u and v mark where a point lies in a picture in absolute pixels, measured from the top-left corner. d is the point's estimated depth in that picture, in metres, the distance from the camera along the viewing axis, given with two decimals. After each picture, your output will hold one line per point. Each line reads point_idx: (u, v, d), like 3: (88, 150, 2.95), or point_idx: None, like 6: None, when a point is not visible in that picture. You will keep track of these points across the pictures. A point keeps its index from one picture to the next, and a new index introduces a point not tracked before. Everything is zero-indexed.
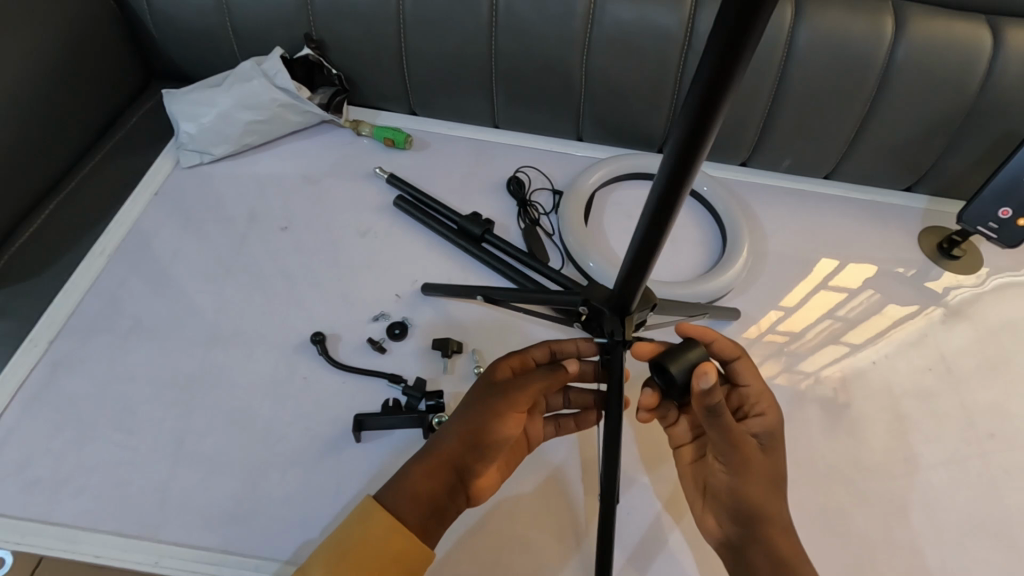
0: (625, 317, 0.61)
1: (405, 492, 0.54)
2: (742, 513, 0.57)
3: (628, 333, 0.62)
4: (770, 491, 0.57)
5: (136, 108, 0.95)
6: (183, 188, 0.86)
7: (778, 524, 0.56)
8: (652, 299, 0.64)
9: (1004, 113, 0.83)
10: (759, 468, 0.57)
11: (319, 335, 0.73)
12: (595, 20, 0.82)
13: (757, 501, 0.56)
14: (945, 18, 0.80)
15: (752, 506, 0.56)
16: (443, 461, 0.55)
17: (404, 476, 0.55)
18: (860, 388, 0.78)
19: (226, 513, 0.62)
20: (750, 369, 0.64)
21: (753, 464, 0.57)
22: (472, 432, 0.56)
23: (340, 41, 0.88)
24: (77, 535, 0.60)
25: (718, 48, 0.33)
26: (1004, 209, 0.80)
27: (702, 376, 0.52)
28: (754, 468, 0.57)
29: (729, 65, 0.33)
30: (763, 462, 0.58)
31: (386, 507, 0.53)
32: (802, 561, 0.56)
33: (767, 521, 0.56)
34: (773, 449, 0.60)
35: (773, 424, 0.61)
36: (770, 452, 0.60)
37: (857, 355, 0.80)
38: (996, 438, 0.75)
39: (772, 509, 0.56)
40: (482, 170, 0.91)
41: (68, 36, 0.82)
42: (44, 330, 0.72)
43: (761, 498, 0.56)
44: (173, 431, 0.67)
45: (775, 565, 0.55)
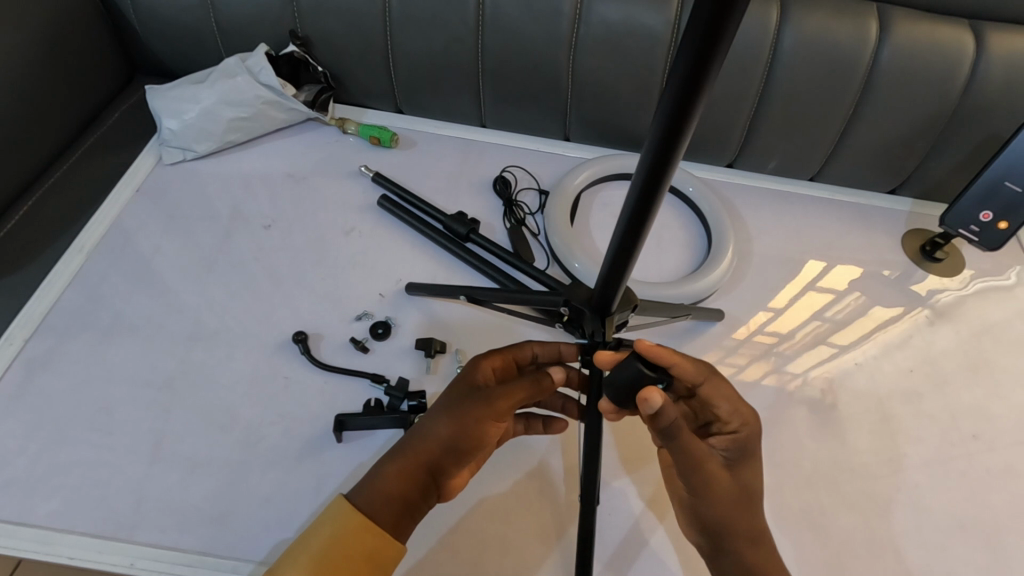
0: (606, 318, 0.61)
1: (378, 492, 0.53)
2: (706, 528, 0.56)
3: (608, 334, 0.62)
4: (733, 509, 0.56)
5: (118, 104, 0.94)
6: (165, 185, 0.85)
7: (742, 538, 0.56)
8: (633, 300, 0.64)
9: (986, 118, 0.84)
10: (723, 487, 0.55)
11: (301, 334, 0.72)
12: (582, 20, 0.82)
13: (721, 518, 0.56)
14: (929, 22, 0.80)
15: (715, 522, 0.56)
16: (421, 463, 0.54)
17: (377, 475, 0.54)
18: (845, 388, 0.78)
19: (204, 514, 0.61)
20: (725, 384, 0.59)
21: (719, 488, 0.55)
22: (450, 436, 0.55)
23: (326, 38, 0.88)
24: (50, 536, 0.59)
25: (692, 46, 0.33)
26: (985, 213, 0.81)
27: (645, 404, 0.50)
28: (717, 489, 0.55)
29: (705, 63, 0.33)
30: (728, 483, 0.56)
31: (359, 508, 0.52)
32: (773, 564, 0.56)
33: (731, 535, 0.56)
34: (745, 464, 0.57)
35: (745, 442, 0.57)
36: (741, 468, 0.57)
37: (843, 357, 0.81)
38: (979, 439, 0.76)
39: (735, 523, 0.56)
40: (469, 169, 0.91)
41: (48, 30, 0.81)
42: (21, 328, 0.71)
43: (726, 514, 0.56)
44: (151, 431, 0.66)
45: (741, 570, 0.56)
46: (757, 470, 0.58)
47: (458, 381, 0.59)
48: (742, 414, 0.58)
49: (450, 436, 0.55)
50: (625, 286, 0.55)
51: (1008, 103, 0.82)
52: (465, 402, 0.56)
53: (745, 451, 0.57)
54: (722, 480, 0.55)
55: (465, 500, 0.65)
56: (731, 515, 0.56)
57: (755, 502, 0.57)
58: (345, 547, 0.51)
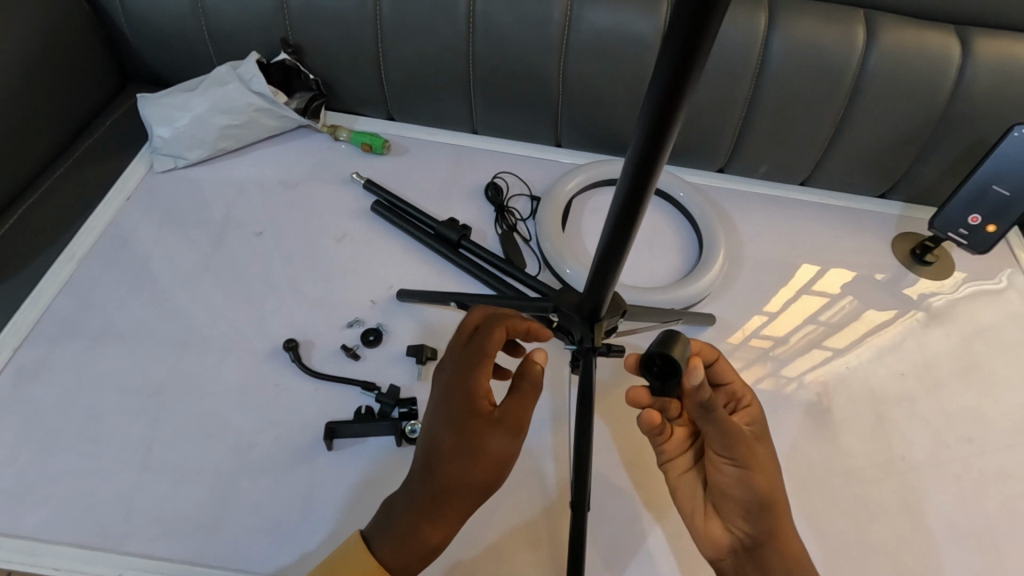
0: (595, 325, 0.61)
1: (416, 552, 0.53)
2: (752, 511, 0.58)
3: (597, 339, 0.63)
4: (774, 479, 0.59)
5: (111, 111, 0.94)
6: (157, 193, 0.85)
7: (782, 519, 0.59)
8: (622, 306, 0.64)
9: (975, 121, 0.85)
10: (762, 457, 0.59)
11: (292, 341, 0.72)
12: (572, 27, 0.82)
13: (764, 494, 0.57)
14: (915, 28, 0.81)
15: (760, 501, 0.57)
16: (459, 511, 0.54)
17: (407, 533, 0.53)
18: (838, 392, 0.78)
19: (195, 523, 0.61)
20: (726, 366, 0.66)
21: (760, 459, 0.58)
22: (483, 492, 0.54)
23: (317, 45, 0.88)
24: (37, 547, 0.59)
25: (673, 59, 0.33)
26: (974, 216, 0.82)
27: (692, 372, 0.52)
28: (760, 458, 0.58)
29: (687, 71, 0.33)
30: (763, 455, 0.59)
31: (385, 567, 0.53)
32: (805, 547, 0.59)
33: (775, 513, 0.58)
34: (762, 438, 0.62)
35: (761, 416, 0.63)
36: (762, 442, 0.62)
37: (837, 360, 0.81)
38: (973, 442, 0.76)
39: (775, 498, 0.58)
40: (461, 176, 0.91)
41: (39, 39, 0.81)
42: (10, 337, 0.71)
43: (769, 489, 0.58)
44: (141, 439, 0.65)
45: (787, 558, 0.57)
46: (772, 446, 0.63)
47: (453, 417, 0.55)
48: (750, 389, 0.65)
49: (479, 475, 0.53)
50: (614, 291, 0.55)
51: (995, 107, 0.83)
52: (481, 438, 0.54)
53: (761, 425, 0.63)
54: (757, 452, 0.59)
55: None
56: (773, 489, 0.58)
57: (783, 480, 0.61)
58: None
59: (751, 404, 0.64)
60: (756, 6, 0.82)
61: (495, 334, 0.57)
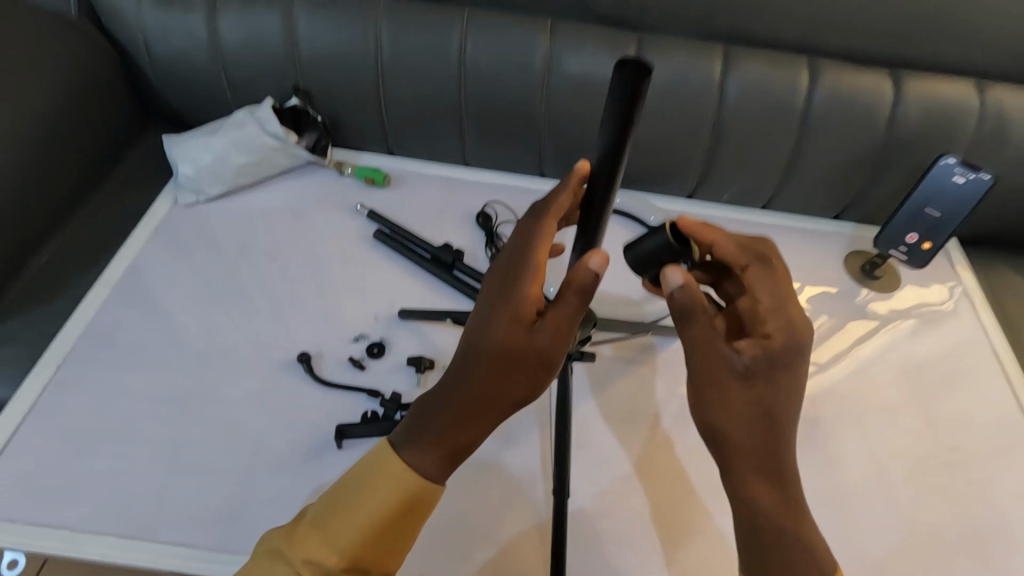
0: None
1: (448, 450, 0.55)
2: (709, 434, 0.59)
3: (572, 348, 0.74)
4: (741, 415, 0.57)
5: (136, 151, 1.04)
6: (179, 223, 0.94)
7: (752, 466, 0.57)
8: (593, 317, 0.74)
9: (910, 150, 0.96)
10: (731, 391, 0.58)
11: (305, 354, 0.80)
12: (552, 72, 0.94)
13: (719, 421, 0.58)
14: (851, 71, 0.93)
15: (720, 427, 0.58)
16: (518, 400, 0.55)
17: (442, 437, 0.55)
18: (828, 404, 0.87)
19: (221, 514, 0.69)
20: (770, 281, 0.63)
21: (728, 391, 0.58)
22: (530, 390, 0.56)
23: (324, 90, 0.99)
24: (82, 537, 0.66)
25: (615, 119, 0.47)
26: (911, 235, 0.92)
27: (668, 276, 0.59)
28: (727, 390, 0.58)
29: (628, 119, 0.47)
30: (742, 391, 0.58)
31: (414, 470, 0.55)
32: (776, 497, 0.57)
33: (733, 446, 0.57)
34: (760, 375, 0.58)
35: (775, 350, 0.59)
36: (758, 378, 0.58)
37: (825, 373, 0.89)
38: (958, 450, 0.85)
39: (743, 441, 0.57)
40: (455, 204, 1.01)
41: (75, 92, 0.93)
42: (53, 353, 0.79)
43: (730, 421, 0.57)
44: (172, 442, 0.73)
45: (738, 499, 0.57)
46: (784, 390, 0.58)
47: (514, 306, 0.56)
48: (782, 315, 0.61)
49: (540, 365, 0.55)
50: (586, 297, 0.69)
51: (926, 138, 0.94)
52: (542, 325, 0.55)
53: (772, 359, 0.59)
54: (735, 386, 0.58)
55: (453, 500, 0.73)
56: (742, 431, 0.57)
57: (779, 425, 0.58)
58: (417, 507, 0.55)
59: (772, 333, 0.60)
60: (712, 53, 0.93)
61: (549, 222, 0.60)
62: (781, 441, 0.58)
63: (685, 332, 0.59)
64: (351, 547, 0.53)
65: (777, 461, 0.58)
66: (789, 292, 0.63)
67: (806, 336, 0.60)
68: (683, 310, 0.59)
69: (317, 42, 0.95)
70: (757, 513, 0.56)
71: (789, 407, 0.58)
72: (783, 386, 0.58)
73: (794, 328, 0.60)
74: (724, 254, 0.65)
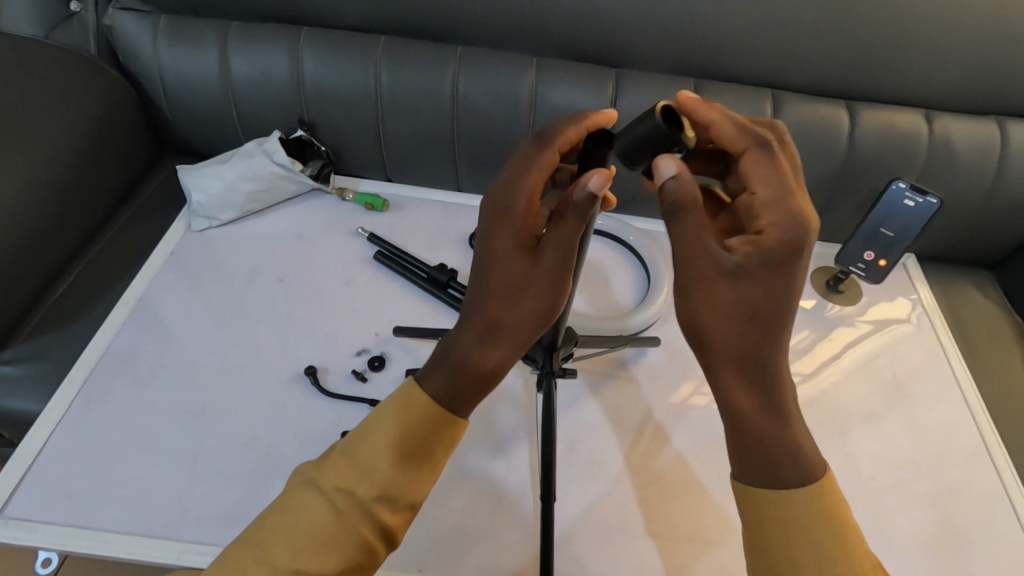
0: (552, 352, 0.82)
1: (468, 382, 0.58)
2: (692, 336, 0.58)
3: (554, 364, 0.83)
4: (726, 317, 0.56)
5: (151, 180, 1.12)
6: (192, 247, 1.01)
7: (736, 364, 0.56)
8: (574, 336, 0.84)
9: (867, 175, 1.04)
10: (716, 288, 0.56)
11: (312, 367, 0.87)
12: (537, 106, 1.03)
13: (703, 321, 0.57)
14: (810, 103, 1.02)
15: (704, 327, 0.57)
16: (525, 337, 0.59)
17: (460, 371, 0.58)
18: (808, 405, 0.92)
19: (237, 514, 0.75)
20: (771, 166, 0.57)
21: (713, 288, 0.56)
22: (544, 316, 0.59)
23: (327, 123, 1.07)
24: (111, 536, 0.72)
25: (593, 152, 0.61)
26: (868, 252, 1.00)
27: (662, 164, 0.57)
28: (712, 289, 0.56)
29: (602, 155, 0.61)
30: (728, 288, 0.56)
31: (437, 400, 0.58)
32: (762, 403, 0.56)
33: (719, 348, 0.56)
34: (751, 273, 0.56)
35: (769, 247, 0.55)
36: (749, 276, 0.56)
37: (809, 383, 0.95)
38: (930, 448, 0.90)
39: (728, 342, 0.56)
40: (450, 227, 1.08)
41: (99, 126, 1.00)
42: (80, 369, 0.85)
43: (716, 321, 0.56)
44: (191, 450, 0.80)
45: (726, 402, 0.57)
46: (776, 288, 0.55)
47: (517, 239, 0.60)
48: (779, 208, 0.56)
49: (544, 293, 0.58)
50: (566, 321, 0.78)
51: (881, 164, 1.03)
52: (545, 252, 0.59)
53: (766, 255, 0.55)
54: (722, 284, 0.56)
55: (449, 504, 0.79)
56: (727, 330, 0.56)
57: (771, 328, 0.56)
58: (440, 443, 0.58)
59: (766, 226, 0.56)
60: (683, 88, 1.02)
61: (550, 154, 0.60)
62: (770, 343, 0.56)
63: (674, 227, 0.58)
64: (388, 479, 0.56)
65: (764, 361, 0.56)
66: (792, 179, 0.57)
67: (810, 225, 0.55)
68: (674, 203, 0.57)
69: (321, 79, 1.03)
70: (738, 411, 0.56)
71: (782, 308, 0.56)
72: (774, 285, 0.55)
73: (797, 216, 0.55)
74: (722, 137, 0.59)
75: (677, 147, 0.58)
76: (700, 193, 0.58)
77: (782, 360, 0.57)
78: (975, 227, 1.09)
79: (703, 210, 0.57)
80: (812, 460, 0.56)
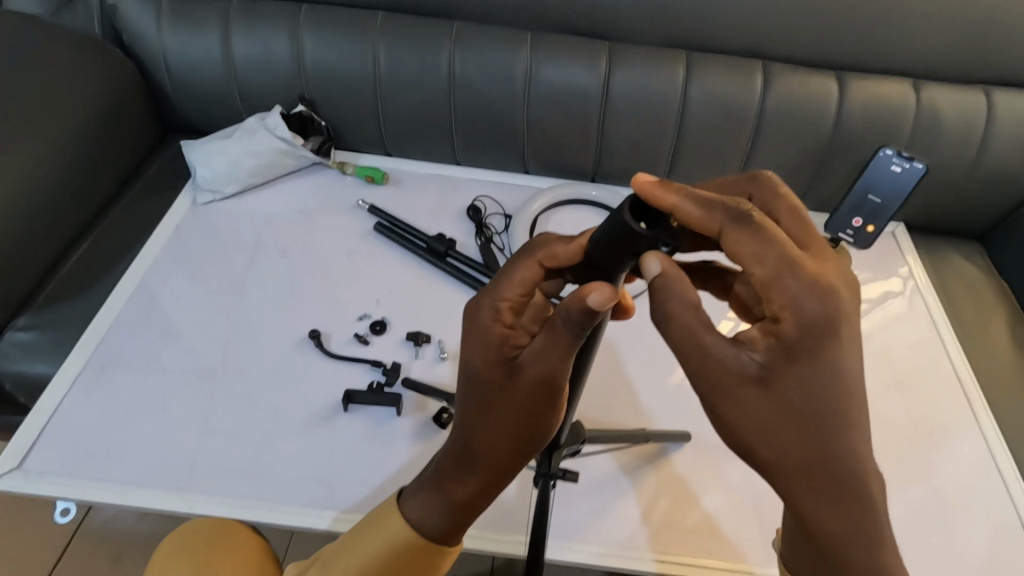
0: (551, 453, 0.72)
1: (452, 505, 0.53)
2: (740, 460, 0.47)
3: (553, 465, 0.73)
4: (772, 429, 0.45)
5: (156, 158, 1.15)
6: (197, 221, 1.04)
7: (808, 489, 0.45)
8: (581, 436, 0.77)
9: (855, 145, 1.07)
10: (748, 399, 0.45)
11: (315, 332, 0.90)
12: (532, 80, 1.05)
13: (744, 440, 0.46)
14: (800, 75, 1.04)
15: (750, 451, 0.46)
16: (539, 386, 0.49)
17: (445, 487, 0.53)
18: None
19: (245, 469, 0.78)
20: (759, 243, 0.44)
21: (745, 402, 0.45)
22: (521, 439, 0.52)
23: (326, 100, 1.09)
24: (127, 489, 0.76)
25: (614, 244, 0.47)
26: (855, 219, 1.00)
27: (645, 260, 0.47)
28: (741, 404, 0.45)
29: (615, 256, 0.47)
30: (762, 396, 0.45)
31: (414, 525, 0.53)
32: (851, 523, 0.46)
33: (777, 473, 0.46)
34: (783, 372, 0.45)
35: (790, 337, 0.44)
36: (783, 377, 0.45)
37: None
38: (913, 407, 0.93)
39: (778, 466, 0.46)
40: (447, 199, 1.10)
41: (106, 103, 1.03)
42: (92, 335, 0.88)
43: (762, 443, 0.45)
44: (200, 411, 0.83)
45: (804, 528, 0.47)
46: (817, 385, 0.44)
47: (491, 357, 0.50)
48: (786, 290, 0.44)
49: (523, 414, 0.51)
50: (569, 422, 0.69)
51: (870, 134, 1.05)
52: (524, 373, 0.50)
53: (792, 349, 0.44)
54: (750, 392, 0.45)
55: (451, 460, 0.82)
56: (780, 448, 0.45)
57: (832, 428, 0.45)
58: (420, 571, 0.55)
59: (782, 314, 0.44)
60: (675, 61, 1.04)
61: (530, 266, 0.50)
62: (834, 459, 0.45)
63: (665, 336, 0.47)
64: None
65: (836, 476, 0.45)
66: (788, 243, 0.44)
67: (833, 297, 0.43)
68: (662, 308, 0.47)
69: (320, 56, 1.05)
70: (817, 536, 0.46)
71: (837, 410, 0.45)
72: (812, 385, 0.44)
73: (814, 293, 0.43)
74: (689, 221, 0.46)
75: (661, 238, 0.47)
76: (695, 291, 0.47)
77: (862, 462, 0.46)
78: (961, 196, 1.11)
79: (699, 311, 0.47)
80: (901, 571, 0.47)
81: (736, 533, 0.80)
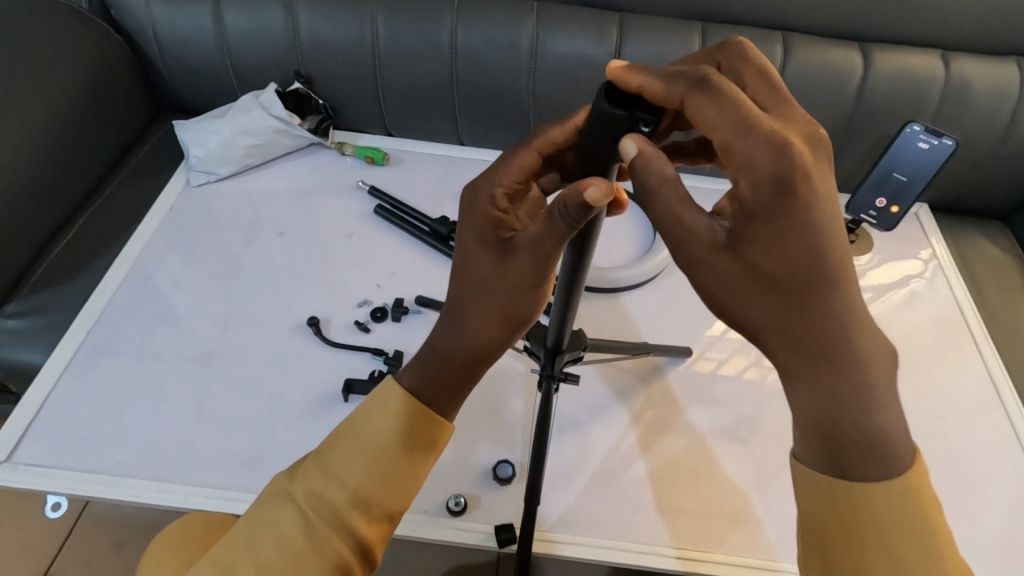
0: (555, 355, 0.71)
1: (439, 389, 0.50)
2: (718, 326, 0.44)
3: (557, 368, 0.71)
4: (744, 293, 0.41)
5: (148, 137, 1.11)
6: (191, 203, 1.00)
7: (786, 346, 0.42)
8: (584, 341, 0.73)
9: (878, 120, 1.01)
10: (716, 264, 0.41)
11: (314, 319, 0.87)
12: (538, 52, 1.00)
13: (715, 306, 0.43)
14: (822, 46, 0.98)
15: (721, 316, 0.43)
16: (530, 282, 0.46)
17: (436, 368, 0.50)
18: None
19: (242, 459, 0.75)
20: (717, 104, 0.39)
21: (712, 265, 0.41)
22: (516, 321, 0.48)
23: (323, 75, 1.04)
24: (119, 480, 0.73)
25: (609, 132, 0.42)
26: (880, 199, 0.96)
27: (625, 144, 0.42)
28: (708, 268, 0.42)
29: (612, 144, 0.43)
30: (730, 259, 0.41)
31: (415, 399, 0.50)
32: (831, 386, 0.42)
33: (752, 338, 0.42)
34: (751, 236, 0.40)
35: (753, 197, 0.39)
36: (751, 242, 0.40)
37: None
38: (937, 393, 0.89)
39: (753, 328, 0.42)
40: (450, 180, 1.06)
41: (93, 79, 0.99)
42: (83, 321, 0.85)
43: (732, 306, 0.42)
44: (194, 399, 0.80)
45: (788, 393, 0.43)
46: (787, 248, 0.39)
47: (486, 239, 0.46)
48: (746, 146, 0.38)
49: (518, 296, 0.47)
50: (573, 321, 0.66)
51: (894, 108, 1.00)
52: (516, 255, 0.46)
53: (756, 211, 0.39)
54: (718, 256, 0.41)
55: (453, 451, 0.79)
56: (752, 312, 0.41)
57: (809, 287, 0.40)
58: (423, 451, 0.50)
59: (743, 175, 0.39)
60: (690, 31, 0.98)
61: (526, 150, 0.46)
62: (804, 317, 0.40)
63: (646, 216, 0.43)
64: (363, 487, 0.48)
65: (814, 337, 0.41)
66: (747, 102, 0.39)
67: (791, 148, 0.37)
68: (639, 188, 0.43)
69: (316, 29, 1.00)
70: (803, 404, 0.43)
71: (816, 267, 0.39)
72: (783, 244, 0.39)
73: (770, 146, 0.38)
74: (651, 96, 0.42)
75: (640, 116, 0.42)
76: (674, 166, 0.42)
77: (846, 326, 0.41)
78: (989, 173, 1.06)
79: (677, 185, 0.42)
80: (898, 444, 0.42)
81: (752, 525, 0.76)
